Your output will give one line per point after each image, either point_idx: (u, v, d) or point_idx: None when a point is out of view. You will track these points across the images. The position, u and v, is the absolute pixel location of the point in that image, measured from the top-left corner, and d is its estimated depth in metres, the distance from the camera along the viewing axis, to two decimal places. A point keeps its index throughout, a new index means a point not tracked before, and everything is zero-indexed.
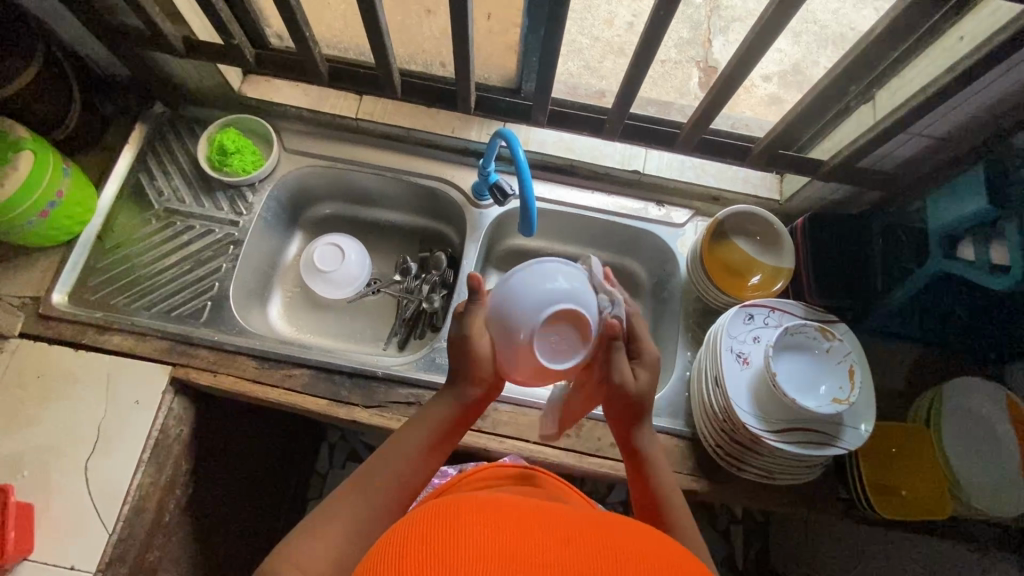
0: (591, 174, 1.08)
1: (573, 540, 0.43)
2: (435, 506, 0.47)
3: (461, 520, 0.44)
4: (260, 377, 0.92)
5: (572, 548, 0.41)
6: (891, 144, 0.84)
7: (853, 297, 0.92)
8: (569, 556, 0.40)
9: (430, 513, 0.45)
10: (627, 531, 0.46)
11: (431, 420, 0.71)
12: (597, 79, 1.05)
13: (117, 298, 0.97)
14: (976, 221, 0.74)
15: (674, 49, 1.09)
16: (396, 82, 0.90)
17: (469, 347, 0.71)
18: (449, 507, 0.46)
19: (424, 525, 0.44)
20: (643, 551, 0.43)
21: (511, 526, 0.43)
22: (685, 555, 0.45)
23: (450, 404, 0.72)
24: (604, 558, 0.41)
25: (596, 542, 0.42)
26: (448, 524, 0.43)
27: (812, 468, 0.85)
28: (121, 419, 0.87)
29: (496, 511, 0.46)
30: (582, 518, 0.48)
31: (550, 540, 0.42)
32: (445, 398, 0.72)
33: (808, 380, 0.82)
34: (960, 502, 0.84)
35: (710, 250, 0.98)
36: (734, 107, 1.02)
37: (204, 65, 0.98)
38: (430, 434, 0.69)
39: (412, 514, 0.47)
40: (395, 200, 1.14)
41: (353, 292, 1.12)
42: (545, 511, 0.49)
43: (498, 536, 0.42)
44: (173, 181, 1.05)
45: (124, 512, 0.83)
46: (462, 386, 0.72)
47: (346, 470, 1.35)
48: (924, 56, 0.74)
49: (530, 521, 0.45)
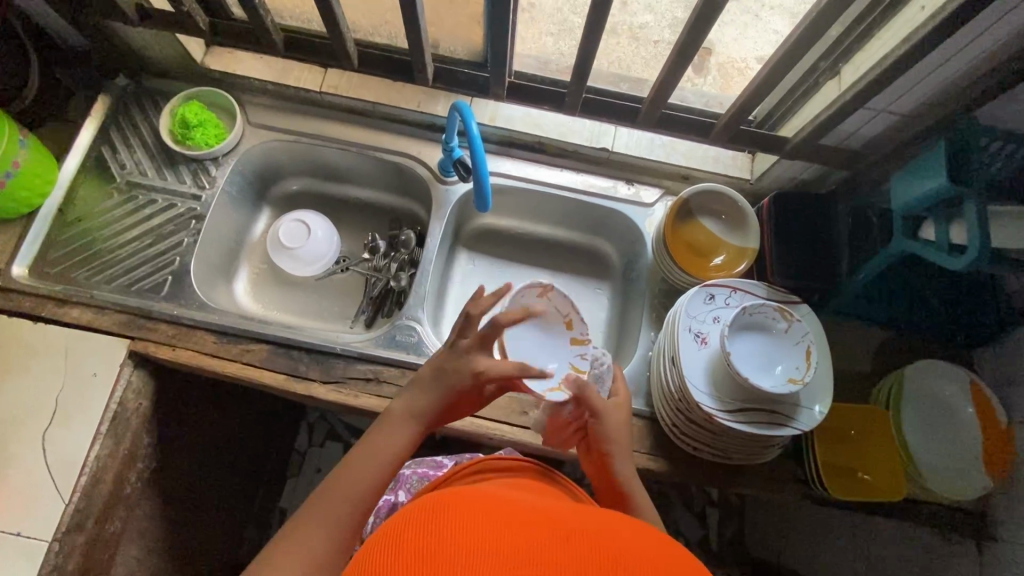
0: (560, 151, 1.06)
1: (572, 537, 0.42)
2: (427, 500, 0.46)
3: (457, 515, 0.43)
4: (219, 352, 0.91)
5: (569, 544, 0.40)
6: (856, 121, 0.82)
7: (819, 279, 0.90)
8: (570, 553, 0.39)
9: (424, 506, 0.44)
10: (628, 532, 0.46)
11: (414, 411, 0.69)
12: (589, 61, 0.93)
13: (78, 271, 0.96)
14: (935, 199, 0.73)
15: (668, 31, 0.85)
16: (352, 54, 0.88)
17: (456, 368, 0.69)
18: (444, 500, 0.46)
19: (417, 519, 0.43)
20: (644, 551, 0.42)
21: (507, 522, 0.42)
22: (685, 556, 0.45)
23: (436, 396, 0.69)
24: (604, 557, 0.40)
25: (597, 542, 0.41)
26: (442, 516, 0.42)
27: (771, 448, 0.85)
28: (81, 392, 0.87)
29: (490, 506, 0.45)
30: (580, 515, 0.47)
31: (548, 535, 0.41)
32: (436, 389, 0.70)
33: (763, 364, 0.80)
34: (916, 484, 0.84)
35: (675, 231, 0.97)
36: (727, 88, 0.93)
37: (162, 35, 0.96)
38: (417, 428, 0.68)
39: (404, 509, 0.45)
40: (363, 176, 1.12)
41: (321, 269, 1.11)
42: (539, 509, 0.48)
43: (496, 532, 0.41)
44: (135, 155, 1.04)
45: (81, 483, 0.84)
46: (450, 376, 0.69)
47: (325, 450, 1.38)
48: (886, 28, 0.71)
49: (528, 518, 0.44)
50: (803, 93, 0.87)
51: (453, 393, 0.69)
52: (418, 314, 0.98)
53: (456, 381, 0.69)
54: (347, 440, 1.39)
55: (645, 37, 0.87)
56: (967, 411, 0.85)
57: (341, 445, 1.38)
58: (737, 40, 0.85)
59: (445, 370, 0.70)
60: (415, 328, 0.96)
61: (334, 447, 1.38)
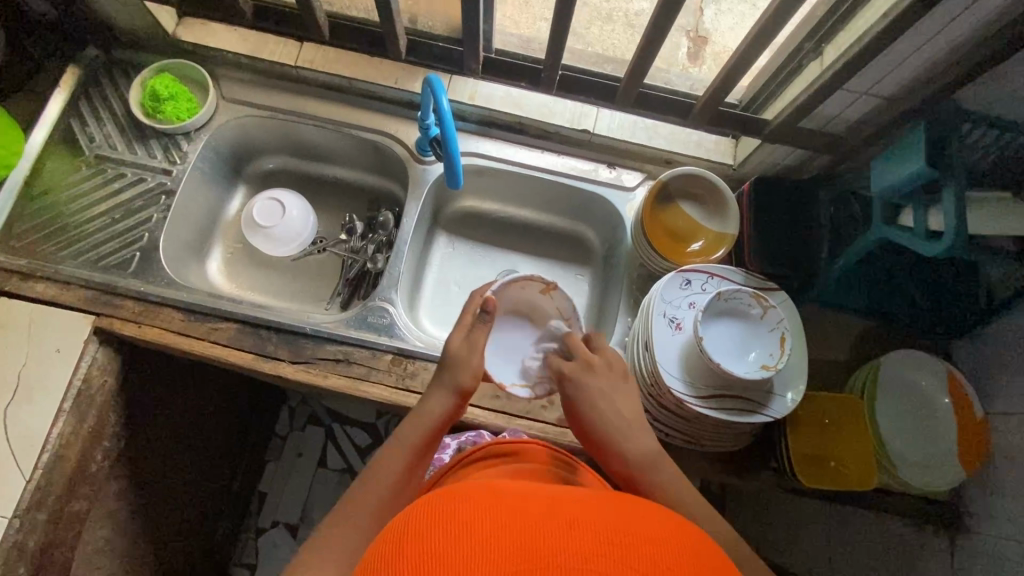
0: (541, 133, 1.04)
1: (576, 525, 0.40)
2: (418, 513, 0.43)
3: (460, 515, 0.41)
4: (185, 330, 0.90)
5: (577, 536, 0.39)
6: (838, 104, 0.81)
7: (796, 266, 0.89)
8: (578, 549, 0.38)
9: (416, 524, 0.41)
10: (630, 512, 0.44)
11: (426, 416, 0.73)
12: (583, 45, 0.94)
13: (43, 246, 0.94)
14: (914, 184, 0.71)
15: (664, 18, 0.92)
16: (322, 24, 0.86)
17: (464, 356, 0.77)
18: (435, 509, 0.43)
19: (417, 524, 0.41)
20: (654, 536, 0.41)
21: (510, 516, 0.41)
22: (699, 539, 0.43)
23: (446, 400, 0.74)
24: (613, 545, 0.39)
25: (603, 528, 0.40)
26: (442, 535, 0.39)
27: (742, 435, 0.84)
28: (42, 368, 0.85)
29: (485, 505, 0.43)
30: (583, 499, 0.46)
31: (552, 526, 0.40)
32: (441, 393, 0.75)
33: (738, 349, 0.80)
34: (887, 473, 0.84)
35: (654, 215, 0.95)
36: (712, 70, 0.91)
37: (131, 3, 0.94)
38: (429, 427, 0.72)
39: (396, 530, 0.41)
40: (342, 155, 1.10)
41: (298, 248, 1.08)
42: (534, 496, 0.46)
43: (501, 538, 0.38)
44: (104, 128, 1.01)
45: (43, 461, 0.83)
46: (451, 376, 0.76)
47: (305, 434, 1.38)
48: (867, 6, 0.70)
49: (528, 510, 0.42)
50: (786, 76, 0.85)
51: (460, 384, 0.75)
52: (391, 295, 0.96)
53: (467, 367, 0.76)
54: (328, 424, 1.38)
55: (640, 23, 0.92)
56: (943, 401, 0.85)
57: (323, 430, 1.38)
58: (733, 29, 0.89)
59: (453, 363, 0.77)
60: (387, 309, 0.95)
61: (316, 432, 1.38)
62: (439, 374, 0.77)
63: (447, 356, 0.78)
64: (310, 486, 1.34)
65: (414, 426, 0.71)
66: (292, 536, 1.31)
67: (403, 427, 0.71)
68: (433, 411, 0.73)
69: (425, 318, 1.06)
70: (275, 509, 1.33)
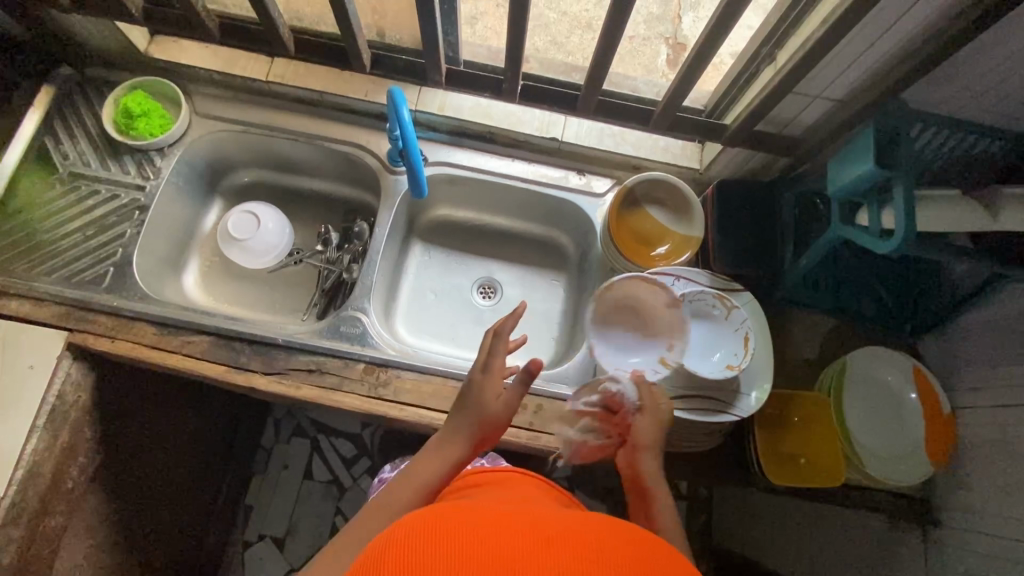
0: (511, 142, 1.06)
1: (551, 543, 0.41)
2: (398, 529, 0.44)
3: (431, 526, 0.43)
4: (159, 343, 0.90)
5: (552, 551, 0.40)
6: (794, 108, 0.83)
7: (760, 267, 0.90)
8: (543, 559, 0.39)
9: (396, 538, 0.42)
10: (608, 529, 0.45)
11: (438, 463, 0.68)
12: (565, 55, 0.95)
13: (17, 263, 0.94)
14: (866, 183, 0.73)
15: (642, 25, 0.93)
16: (286, 40, 0.87)
17: (486, 410, 0.71)
18: (418, 525, 0.44)
19: (398, 539, 0.42)
20: (626, 550, 0.42)
21: (488, 534, 0.42)
22: (663, 551, 0.44)
23: (464, 447, 0.69)
24: (585, 559, 0.40)
25: (579, 544, 0.41)
26: (419, 549, 0.40)
27: (711, 436, 0.84)
28: (15, 384, 0.86)
29: (464, 523, 0.44)
30: (564, 520, 0.47)
31: (526, 545, 0.41)
32: (460, 435, 0.70)
33: (716, 340, 0.84)
34: (856, 469, 0.85)
35: (621, 220, 0.97)
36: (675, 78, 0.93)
37: (102, 23, 0.95)
38: (445, 472, 0.67)
39: (375, 547, 0.43)
40: (317, 167, 1.11)
41: (272, 261, 1.08)
42: (514, 518, 0.47)
43: (476, 552, 0.39)
44: (78, 145, 1.02)
45: (16, 477, 0.83)
46: (476, 426, 0.71)
47: (291, 445, 1.38)
48: (813, 12, 0.72)
49: (507, 530, 0.43)
50: (745, 81, 0.87)
51: (481, 435, 0.70)
52: (365, 305, 0.97)
53: (492, 423, 0.71)
54: (314, 435, 1.39)
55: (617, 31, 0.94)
56: (912, 398, 0.86)
57: (308, 442, 1.38)
58: None
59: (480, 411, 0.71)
60: (360, 319, 0.95)
61: (301, 443, 1.38)
62: (461, 414, 0.72)
63: (479, 404, 0.71)
64: (296, 498, 1.34)
65: (426, 467, 0.67)
66: (278, 548, 1.30)
67: (412, 468, 0.68)
68: (453, 450, 0.69)
69: (401, 327, 1.07)
70: (262, 522, 1.32)
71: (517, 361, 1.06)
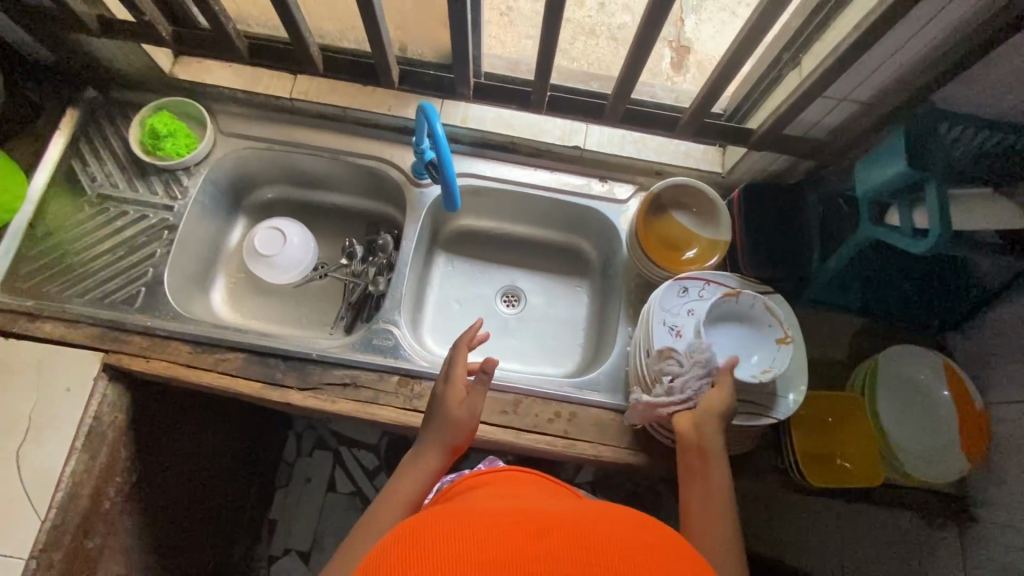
0: (532, 151, 1.07)
1: (553, 534, 0.42)
2: (402, 530, 0.44)
3: (435, 524, 0.44)
4: (194, 362, 0.91)
5: (553, 543, 0.40)
6: (819, 111, 0.84)
7: (791, 269, 0.90)
8: (547, 550, 0.39)
9: (398, 539, 0.42)
10: (609, 519, 0.45)
11: (415, 476, 0.72)
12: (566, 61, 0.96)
13: (49, 286, 0.95)
14: (898, 184, 0.73)
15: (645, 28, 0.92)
16: (315, 58, 0.89)
17: (451, 417, 0.76)
18: (419, 524, 0.44)
19: (401, 539, 0.42)
20: (630, 539, 0.42)
21: (491, 528, 0.42)
22: (653, 548, 0.42)
23: (437, 458, 0.74)
24: (588, 549, 0.40)
25: (580, 534, 0.42)
26: (421, 546, 0.40)
27: (748, 439, 0.84)
28: (53, 407, 0.86)
29: (467, 519, 0.44)
30: (566, 512, 0.47)
31: (530, 537, 0.41)
32: (432, 445, 0.75)
33: (765, 351, 0.81)
34: (894, 468, 0.85)
35: (648, 225, 0.97)
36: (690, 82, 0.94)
37: (128, 46, 0.96)
38: (423, 482, 0.72)
39: (379, 547, 0.43)
40: (339, 181, 1.12)
41: (298, 276, 1.10)
42: (518, 512, 0.47)
43: (480, 546, 0.40)
44: (105, 167, 1.03)
45: (57, 500, 0.83)
46: (446, 434, 0.75)
47: (313, 458, 1.38)
48: (840, 16, 0.73)
49: (508, 524, 0.43)
50: (767, 85, 0.88)
51: (448, 443, 0.75)
52: (395, 317, 0.98)
53: (459, 428, 0.76)
54: (335, 447, 1.39)
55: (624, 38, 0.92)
56: (942, 394, 0.87)
57: (330, 454, 1.38)
58: (715, 38, 0.91)
59: (446, 420, 0.76)
60: (392, 331, 0.96)
61: (324, 455, 1.38)
62: (432, 425, 0.77)
63: (443, 414, 0.76)
64: (320, 511, 1.34)
65: (404, 482, 0.72)
66: (304, 562, 1.30)
67: (392, 485, 0.72)
68: (430, 457, 0.74)
69: (429, 339, 1.07)
70: (286, 535, 1.32)
71: (544, 369, 1.06)
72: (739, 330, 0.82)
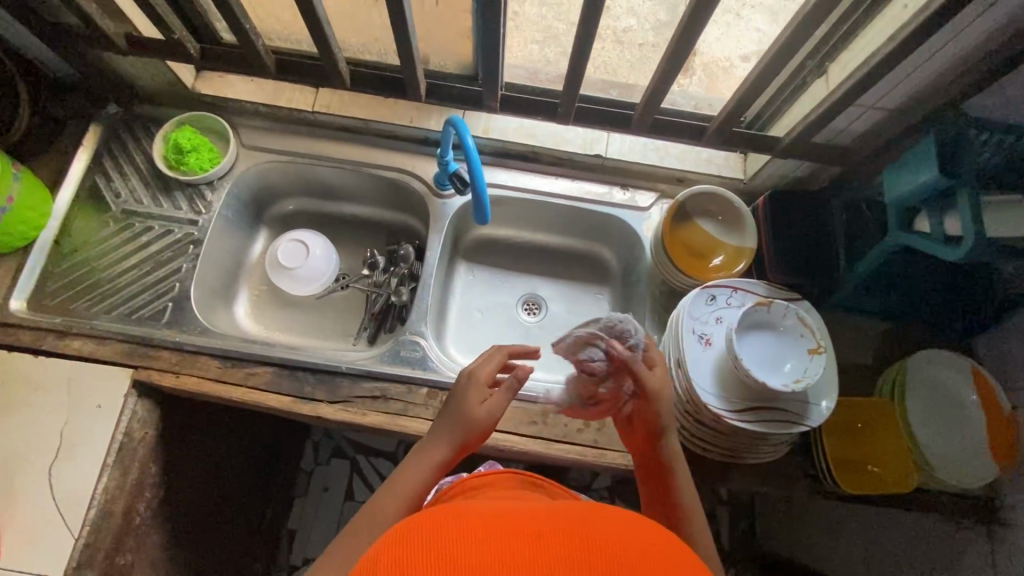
0: (553, 160, 1.07)
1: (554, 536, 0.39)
2: (397, 530, 0.42)
3: (431, 523, 0.41)
4: (223, 376, 0.91)
5: (555, 546, 0.38)
6: (845, 118, 0.85)
7: (814, 277, 0.91)
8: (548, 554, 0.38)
9: (393, 541, 0.40)
10: (610, 516, 0.44)
11: (418, 469, 0.68)
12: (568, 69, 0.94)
13: (77, 302, 0.96)
14: (928, 191, 0.73)
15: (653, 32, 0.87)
16: (342, 72, 0.89)
17: (469, 411, 0.71)
18: (414, 525, 0.42)
19: (396, 541, 0.40)
20: (633, 539, 0.41)
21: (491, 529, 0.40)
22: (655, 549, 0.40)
23: (442, 452, 0.69)
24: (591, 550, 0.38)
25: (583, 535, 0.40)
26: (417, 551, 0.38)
27: (779, 446, 0.85)
28: (85, 424, 0.86)
29: (466, 519, 0.42)
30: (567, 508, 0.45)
31: (531, 539, 0.39)
32: (439, 437, 0.70)
33: (797, 361, 0.81)
34: (925, 473, 0.85)
35: (673, 233, 0.97)
36: (712, 89, 0.94)
37: (152, 62, 0.97)
38: (424, 476, 0.68)
39: (373, 550, 0.40)
40: (359, 193, 1.12)
41: (320, 288, 1.10)
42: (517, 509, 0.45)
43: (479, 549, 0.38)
44: (129, 182, 1.03)
45: (90, 517, 0.83)
46: (458, 429, 0.71)
47: (331, 467, 1.38)
48: (870, 26, 0.73)
49: (507, 523, 0.41)
50: (792, 92, 0.89)
51: (458, 439, 0.70)
52: (422, 328, 0.98)
53: (473, 425, 0.71)
54: (353, 456, 1.39)
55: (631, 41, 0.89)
56: (970, 399, 0.85)
57: (347, 463, 1.38)
58: (721, 41, 0.87)
59: (461, 414, 0.71)
60: (419, 342, 0.97)
61: (341, 464, 1.38)
62: (446, 419, 0.72)
63: (460, 409, 0.72)
64: (338, 520, 1.34)
65: (405, 475, 0.68)
66: None
67: (393, 476, 0.68)
68: (437, 450, 0.70)
69: (453, 349, 1.07)
70: (305, 545, 1.32)
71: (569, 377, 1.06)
72: (770, 339, 0.82)
